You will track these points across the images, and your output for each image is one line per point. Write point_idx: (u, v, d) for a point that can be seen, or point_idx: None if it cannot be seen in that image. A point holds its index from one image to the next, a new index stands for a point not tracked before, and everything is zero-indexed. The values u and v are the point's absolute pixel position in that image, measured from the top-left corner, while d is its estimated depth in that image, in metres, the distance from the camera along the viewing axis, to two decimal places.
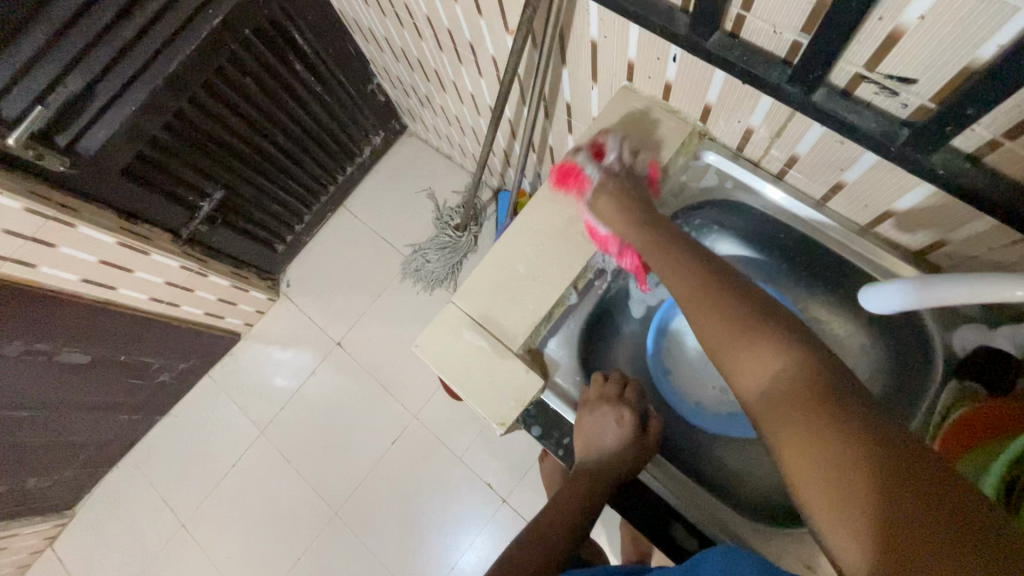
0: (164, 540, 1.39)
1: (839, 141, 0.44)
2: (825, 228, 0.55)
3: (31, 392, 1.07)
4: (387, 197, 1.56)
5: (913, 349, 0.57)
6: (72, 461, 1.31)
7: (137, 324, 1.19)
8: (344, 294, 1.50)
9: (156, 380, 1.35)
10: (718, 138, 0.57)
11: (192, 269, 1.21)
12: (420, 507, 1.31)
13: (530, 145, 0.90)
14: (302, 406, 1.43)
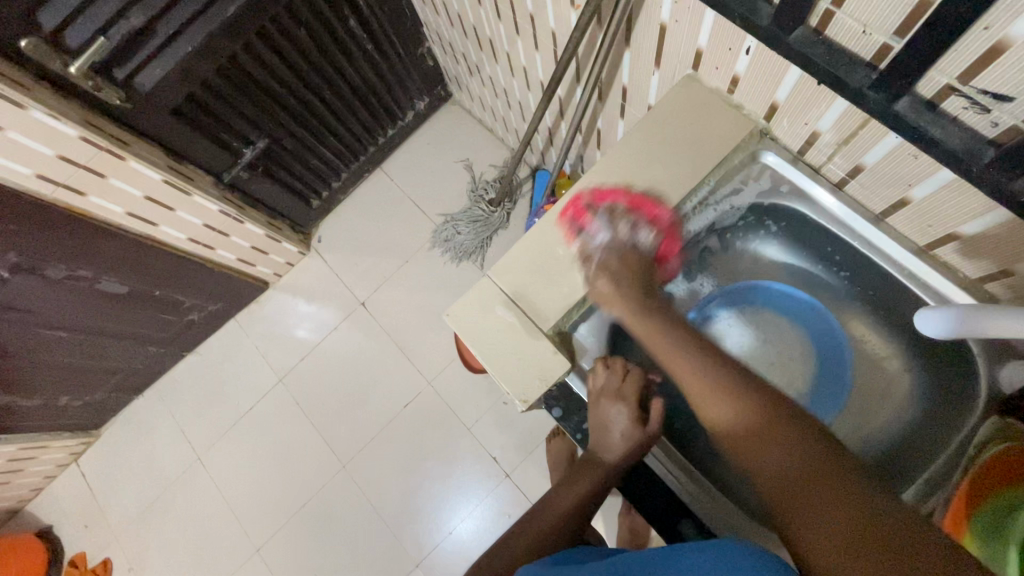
0: (181, 469, 1.45)
1: (915, 155, 0.42)
2: (881, 245, 0.52)
3: (69, 314, 1.12)
4: (424, 164, 1.55)
5: (952, 380, 0.55)
6: (101, 385, 1.37)
7: (174, 262, 1.22)
8: (372, 256, 1.51)
9: (186, 318, 1.39)
10: (779, 138, 0.55)
11: (231, 215, 1.23)
12: (426, 472, 1.34)
13: (579, 126, 0.89)
14: (321, 360, 1.46)
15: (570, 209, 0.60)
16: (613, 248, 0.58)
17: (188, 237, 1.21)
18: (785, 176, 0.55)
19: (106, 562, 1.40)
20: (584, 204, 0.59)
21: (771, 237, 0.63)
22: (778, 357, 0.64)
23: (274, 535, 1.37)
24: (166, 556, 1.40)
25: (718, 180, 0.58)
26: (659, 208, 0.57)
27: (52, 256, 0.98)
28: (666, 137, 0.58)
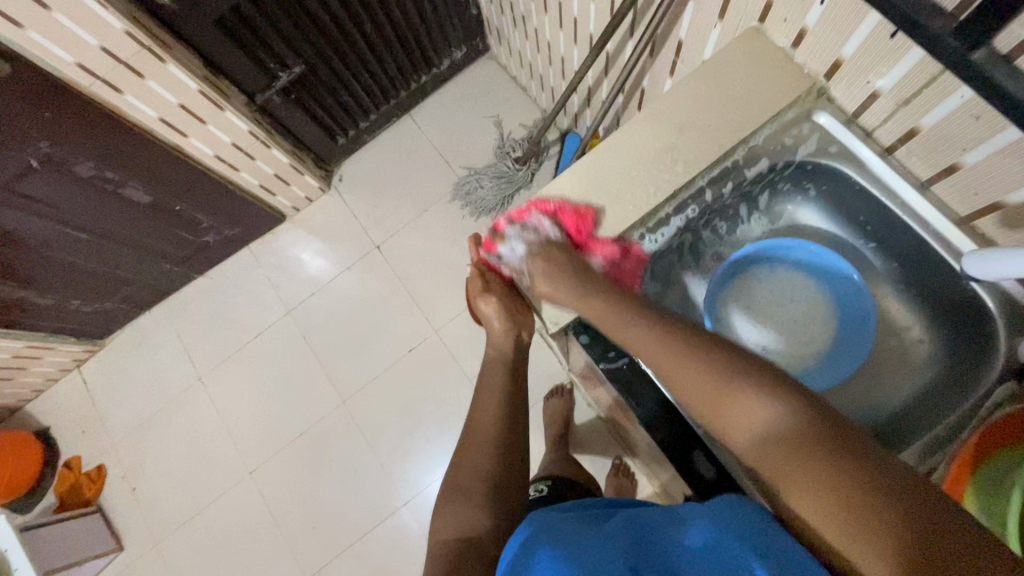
0: (182, 387, 1.48)
1: (976, 115, 0.43)
2: (922, 214, 0.53)
3: (90, 216, 1.12)
4: (453, 116, 1.54)
5: (974, 352, 0.54)
6: (112, 294, 1.38)
7: (199, 179, 1.22)
8: (391, 201, 1.51)
9: (202, 239, 1.39)
10: (836, 99, 0.55)
11: (259, 138, 1.22)
12: (422, 416, 1.36)
13: (623, 84, 0.88)
14: (330, 297, 1.48)
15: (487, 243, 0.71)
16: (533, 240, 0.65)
17: (214, 154, 1.20)
18: (835, 136, 0.56)
19: (100, 468, 1.43)
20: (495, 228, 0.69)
21: (811, 200, 0.64)
22: (802, 321, 0.63)
23: (268, 460, 1.39)
24: (159, 468, 1.43)
25: (770, 133, 0.57)
26: (709, 151, 0.56)
27: (81, 151, 0.98)
28: (722, 85, 0.57)
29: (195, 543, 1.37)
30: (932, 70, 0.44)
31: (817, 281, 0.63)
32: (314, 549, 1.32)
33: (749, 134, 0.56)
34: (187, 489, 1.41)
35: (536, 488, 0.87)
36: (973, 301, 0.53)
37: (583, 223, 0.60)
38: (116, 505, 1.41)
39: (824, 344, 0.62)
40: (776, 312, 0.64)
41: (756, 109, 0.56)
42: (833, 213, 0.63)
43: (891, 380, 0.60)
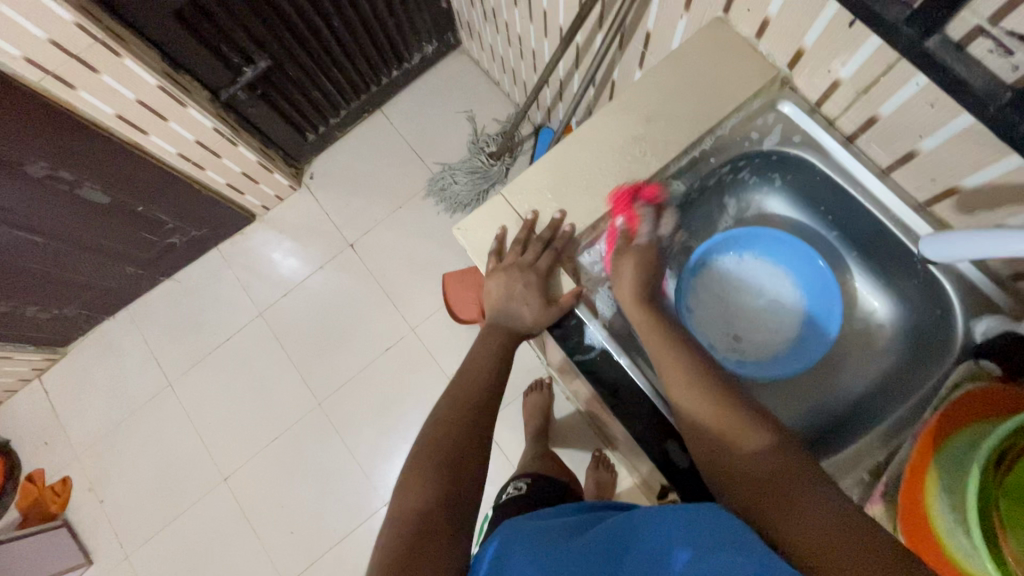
0: (150, 394, 1.43)
1: (931, 102, 0.44)
2: (883, 200, 0.54)
3: (46, 219, 1.07)
4: (426, 111, 1.52)
5: (934, 335, 0.55)
6: (73, 300, 1.33)
7: (162, 178, 1.18)
8: (364, 198, 1.49)
9: (167, 240, 1.35)
10: (799, 89, 0.56)
11: (224, 135, 1.18)
12: (401, 415, 1.35)
13: (593, 76, 0.88)
14: (303, 297, 1.45)
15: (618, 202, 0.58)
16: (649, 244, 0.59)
17: (177, 152, 1.16)
18: (799, 125, 0.57)
19: (65, 480, 1.38)
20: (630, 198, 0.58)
21: (778, 190, 0.64)
22: (770, 307, 0.64)
23: (243, 465, 1.36)
24: (129, 477, 1.39)
25: (735, 122, 0.58)
26: (677, 142, 0.57)
27: (33, 151, 0.94)
28: (688, 76, 0.57)
29: (168, 554, 1.33)
30: (889, 59, 0.45)
31: (784, 268, 0.63)
32: (292, 555, 1.29)
33: (715, 124, 0.57)
34: (158, 498, 1.37)
35: (513, 486, 0.87)
36: (934, 286, 0.54)
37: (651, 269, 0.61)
38: (83, 518, 1.36)
39: (791, 330, 0.63)
40: (745, 300, 0.64)
41: (722, 99, 0.56)
42: (799, 202, 0.64)
43: (857, 363, 0.62)
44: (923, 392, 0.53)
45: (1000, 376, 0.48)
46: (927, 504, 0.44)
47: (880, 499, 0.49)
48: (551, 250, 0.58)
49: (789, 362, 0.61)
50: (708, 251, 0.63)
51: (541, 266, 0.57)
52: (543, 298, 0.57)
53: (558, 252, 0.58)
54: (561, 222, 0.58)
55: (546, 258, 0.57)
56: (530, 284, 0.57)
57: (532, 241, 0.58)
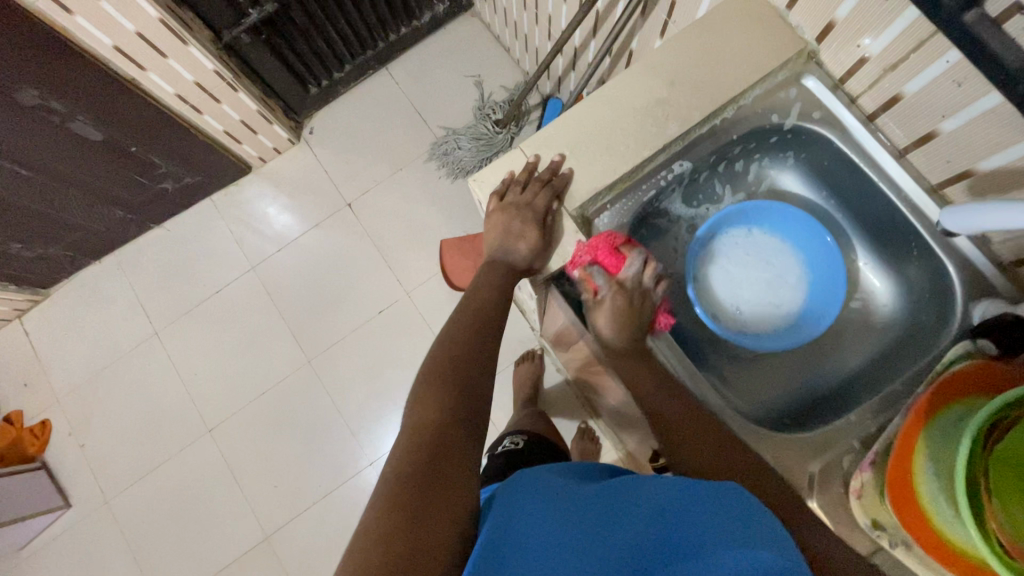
0: (135, 341, 1.41)
1: (959, 81, 0.45)
2: (898, 181, 0.55)
3: (35, 151, 1.04)
4: (432, 73, 1.49)
5: (931, 317, 0.57)
6: (59, 240, 1.29)
7: (157, 118, 1.14)
8: (365, 157, 1.46)
9: (159, 185, 1.31)
10: (824, 64, 0.56)
11: (225, 78, 1.14)
12: (391, 377, 1.35)
13: (612, 45, 0.87)
14: (297, 253, 1.43)
15: (600, 246, 0.56)
16: (621, 287, 0.57)
17: (175, 92, 1.12)
18: (820, 101, 0.57)
19: (45, 422, 1.36)
20: (614, 245, 0.56)
21: (794, 166, 0.65)
22: (774, 282, 0.65)
23: (229, 418, 1.36)
24: (110, 423, 1.37)
25: (758, 93, 0.57)
26: (701, 108, 0.55)
27: (24, 77, 0.90)
28: (716, 42, 0.56)
29: (150, 500, 1.33)
30: (923, 33, 0.45)
31: (791, 244, 0.64)
32: (275, 507, 1.30)
33: (739, 94, 0.56)
34: (138, 446, 1.36)
35: (507, 443, 0.89)
36: (936, 268, 0.56)
37: (615, 260, 0.56)
38: (64, 461, 1.35)
39: (792, 306, 0.64)
40: (752, 271, 0.65)
41: (751, 67, 0.55)
42: (812, 180, 0.64)
43: (854, 341, 0.63)
44: (921, 367, 0.55)
45: (994, 355, 0.49)
46: (913, 470, 0.46)
47: (870, 466, 0.51)
48: (550, 189, 0.56)
49: (791, 335, 0.62)
50: (719, 221, 0.63)
51: (539, 202, 0.55)
52: (540, 235, 0.56)
53: (557, 192, 0.56)
54: (562, 166, 0.56)
55: (544, 195, 0.55)
56: (526, 220, 0.55)
57: (532, 180, 0.56)
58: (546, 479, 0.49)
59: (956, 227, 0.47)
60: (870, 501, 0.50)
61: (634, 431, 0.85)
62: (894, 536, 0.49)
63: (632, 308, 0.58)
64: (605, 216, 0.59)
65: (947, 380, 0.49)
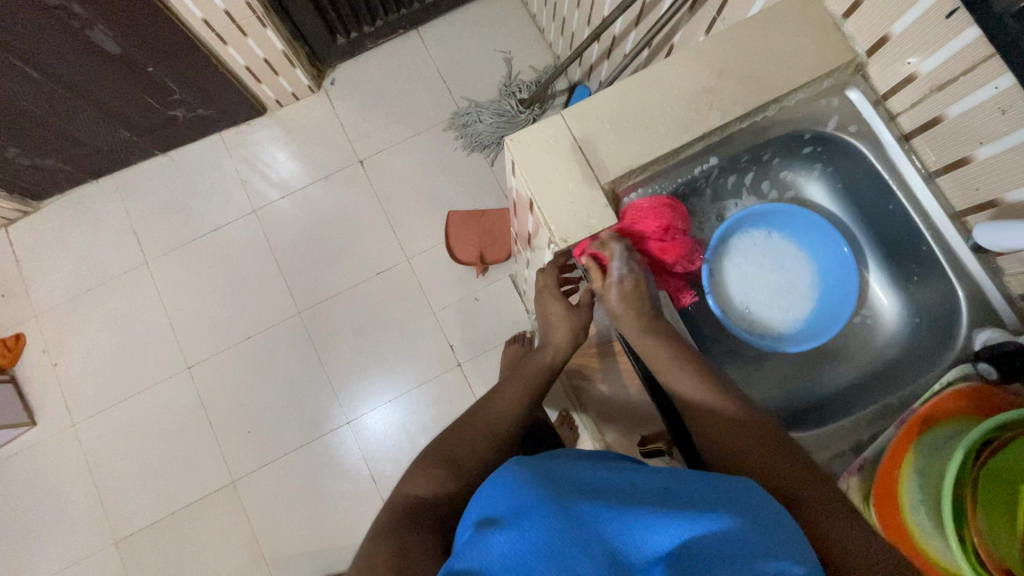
0: (124, 268, 1.38)
1: (1004, 108, 0.47)
2: (923, 202, 0.58)
3: (46, 53, 0.99)
4: (462, 43, 1.47)
5: (931, 339, 0.60)
6: (59, 152, 1.25)
7: (180, 41, 1.10)
8: (383, 117, 1.44)
9: (170, 111, 1.28)
10: (870, 78, 0.58)
11: (256, 12, 1.10)
12: (381, 339, 1.34)
13: (654, 37, 0.87)
14: (300, 203, 1.41)
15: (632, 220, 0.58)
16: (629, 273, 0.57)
17: (202, 18, 1.07)
18: (859, 114, 0.59)
19: (19, 336, 1.33)
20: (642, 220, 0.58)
21: (821, 178, 0.66)
22: (786, 289, 0.66)
23: (209, 358, 1.34)
24: (86, 347, 1.34)
25: (803, 97, 0.57)
26: (747, 102, 0.55)
27: None
28: (771, 36, 0.56)
29: (118, 430, 1.31)
30: (978, 55, 0.47)
31: (810, 253, 0.66)
32: (245, 453, 1.29)
33: (785, 94, 0.55)
34: (113, 374, 1.33)
35: None
36: (946, 292, 0.58)
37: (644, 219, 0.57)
38: (34, 378, 1.33)
39: (799, 313, 0.65)
40: (764, 274, 0.66)
41: (805, 67, 0.55)
42: (836, 193, 0.66)
43: (852, 355, 0.65)
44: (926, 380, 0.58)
45: (993, 379, 0.50)
46: (901, 477, 0.48)
47: (857, 471, 0.53)
48: (582, 156, 0.55)
49: (799, 339, 0.64)
50: (743, 218, 0.64)
51: (571, 166, 0.55)
52: (568, 202, 0.54)
53: (589, 161, 0.55)
54: (594, 138, 0.56)
55: (576, 160, 0.55)
56: (557, 184, 0.55)
57: (565, 146, 0.56)
58: (533, 479, 0.42)
59: (991, 243, 0.51)
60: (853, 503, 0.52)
61: (621, 421, 0.86)
62: None
63: (638, 293, 0.58)
64: (634, 196, 0.60)
65: (953, 395, 0.50)
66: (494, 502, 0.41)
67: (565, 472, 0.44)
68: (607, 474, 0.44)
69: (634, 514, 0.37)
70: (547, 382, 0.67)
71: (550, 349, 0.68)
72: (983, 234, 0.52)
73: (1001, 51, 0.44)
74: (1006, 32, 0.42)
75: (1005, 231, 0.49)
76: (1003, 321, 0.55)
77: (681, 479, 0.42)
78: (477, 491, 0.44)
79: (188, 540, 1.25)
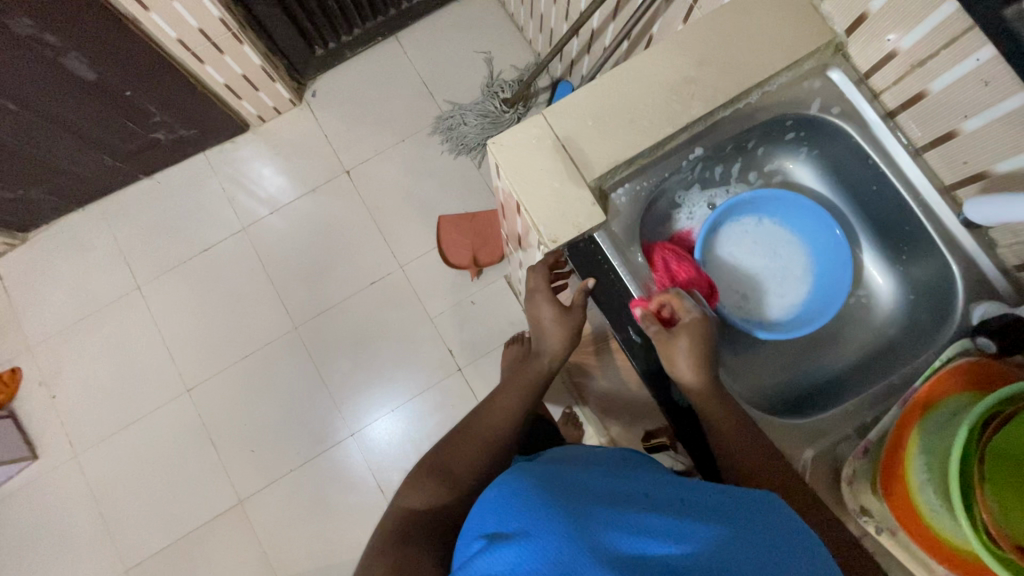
0: (116, 294, 1.37)
1: (988, 80, 0.47)
2: (912, 179, 0.57)
3: (21, 86, 0.98)
4: (441, 46, 1.46)
5: (928, 314, 0.60)
6: (42, 182, 1.24)
7: (157, 64, 1.09)
8: (367, 125, 1.43)
9: (152, 134, 1.27)
10: (851, 57, 0.57)
11: (231, 29, 1.09)
12: (380, 349, 1.33)
13: (633, 28, 0.86)
14: (289, 217, 1.40)
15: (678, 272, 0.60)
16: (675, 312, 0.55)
17: (177, 39, 1.06)
18: (843, 94, 0.58)
19: (14, 371, 1.32)
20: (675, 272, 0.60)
21: (809, 161, 0.66)
22: (781, 276, 0.66)
23: (208, 380, 1.33)
24: (82, 377, 1.33)
25: (785, 80, 0.57)
26: (729, 89, 0.55)
27: (17, 3, 0.84)
28: (749, 22, 0.55)
29: (121, 458, 1.30)
30: (957, 29, 0.47)
31: (800, 237, 0.65)
32: (250, 473, 1.28)
33: (766, 79, 0.55)
34: (112, 402, 1.32)
35: None
36: (939, 268, 0.58)
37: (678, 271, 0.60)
38: (33, 412, 1.31)
39: (794, 298, 0.65)
40: (757, 262, 0.66)
41: (786, 51, 0.55)
42: (824, 175, 0.66)
43: (849, 336, 0.65)
44: (924, 356, 0.57)
45: (994, 353, 0.50)
46: (906, 463, 0.47)
47: (863, 454, 0.53)
48: (568, 156, 0.55)
49: (795, 325, 0.64)
50: (730, 208, 0.64)
51: (558, 166, 0.54)
52: (556, 204, 0.54)
53: (575, 160, 0.55)
54: (579, 137, 0.55)
55: (562, 161, 0.54)
56: (544, 186, 0.54)
57: (551, 147, 0.55)
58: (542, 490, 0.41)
59: (979, 217, 0.51)
60: (860, 488, 0.52)
61: (624, 416, 0.85)
62: (879, 523, 0.51)
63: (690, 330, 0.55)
64: (621, 191, 0.59)
65: (956, 372, 0.50)
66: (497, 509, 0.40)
67: (572, 482, 0.43)
68: (613, 483, 0.44)
69: (644, 518, 0.37)
70: (543, 386, 0.66)
71: (542, 355, 0.67)
72: (971, 206, 0.52)
73: (979, 24, 0.43)
74: (983, 5, 0.42)
75: (993, 204, 0.49)
76: (998, 293, 0.55)
77: (689, 491, 0.43)
78: (477, 505, 0.43)
79: (199, 563, 1.25)
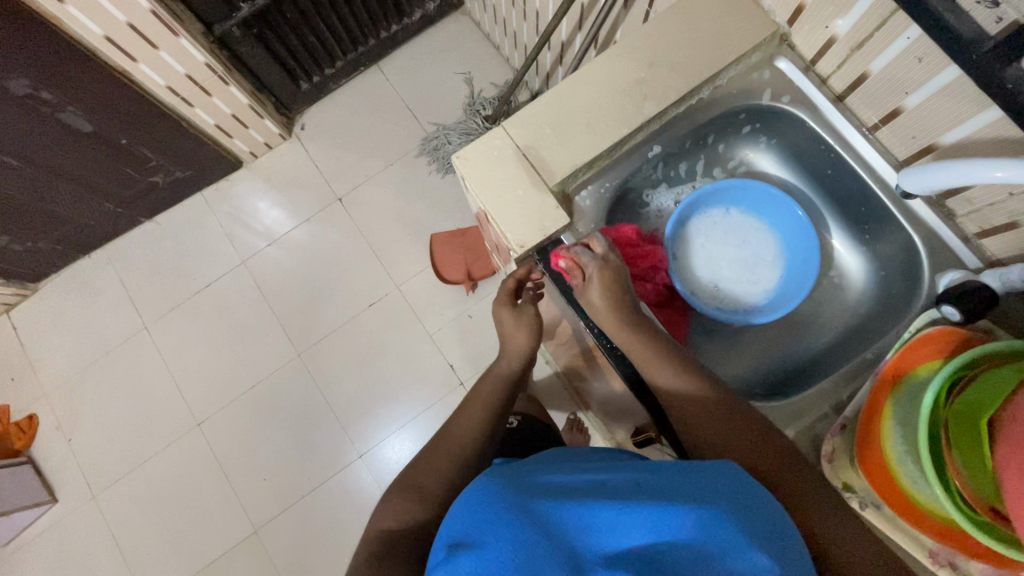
0: (125, 335, 1.41)
1: (921, 56, 0.48)
2: (867, 158, 0.59)
3: (22, 143, 1.03)
4: (422, 71, 1.51)
5: (900, 289, 0.60)
6: (49, 233, 1.29)
7: (150, 111, 1.14)
8: (355, 153, 1.47)
9: (150, 178, 1.32)
10: (796, 47, 0.59)
11: (217, 71, 1.14)
12: (382, 370, 1.35)
13: (596, 37, 0.89)
14: (286, 248, 1.43)
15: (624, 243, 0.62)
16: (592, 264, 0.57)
17: (166, 85, 1.11)
18: (793, 82, 0.60)
19: (31, 418, 1.36)
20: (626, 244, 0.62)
21: (770, 150, 0.68)
22: (753, 261, 0.67)
23: (217, 413, 1.35)
24: (96, 420, 1.37)
25: (735, 73, 0.59)
26: (679, 87, 0.57)
27: (13, 65, 0.89)
28: (693, 22, 0.57)
29: (137, 496, 1.32)
30: (886, 11, 0.49)
31: (768, 222, 0.67)
32: (264, 502, 1.30)
33: (716, 74, 0.57)
34: (126, 441, 1.35)
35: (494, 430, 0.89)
36: (904, 242, 0.59)
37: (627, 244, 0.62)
38: (51, 456, 1.35)
39: (768, 282, 0.66)
40: (729, 251, 0.67)
41: (730, 45, 0.57)
42: (787, 163, 0.67)
43: (826, 317, 0.66)
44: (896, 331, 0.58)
45: (959, 321, 0.51)
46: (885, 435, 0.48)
47: (839, 431, 0.54)
48: (529, 164, 0.57)
49: (770, 309, 0.64)
50: (695, 201, 0.65)
51: (521, 174, 0.57)
52: (521, 211, 0.56)
53: (535, 168, 0.57)
54: (537, 145, 0.57)
55: (524, 170, 0.57)
56: (509, 195, 0.56)
57: (512, 157, 0.57)
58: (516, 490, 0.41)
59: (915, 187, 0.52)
60: (841, 464, 0.52)
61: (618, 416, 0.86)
62: (863, 498, 0.51)
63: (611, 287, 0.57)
64: (585, 193, 0.61)
65: (927, 341, 0.51)
66: (468, 509, 0.41)
67: (545, 479, 0.43)
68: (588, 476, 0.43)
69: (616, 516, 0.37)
70: (508, 391, 0.69)
71: (506, 357, 0.70)
72: (908, 178, 0.52)
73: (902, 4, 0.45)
74: None
75: (927, 174, 0.50)
76: (962, 262, 0.56)
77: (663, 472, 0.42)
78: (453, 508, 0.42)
79: None
